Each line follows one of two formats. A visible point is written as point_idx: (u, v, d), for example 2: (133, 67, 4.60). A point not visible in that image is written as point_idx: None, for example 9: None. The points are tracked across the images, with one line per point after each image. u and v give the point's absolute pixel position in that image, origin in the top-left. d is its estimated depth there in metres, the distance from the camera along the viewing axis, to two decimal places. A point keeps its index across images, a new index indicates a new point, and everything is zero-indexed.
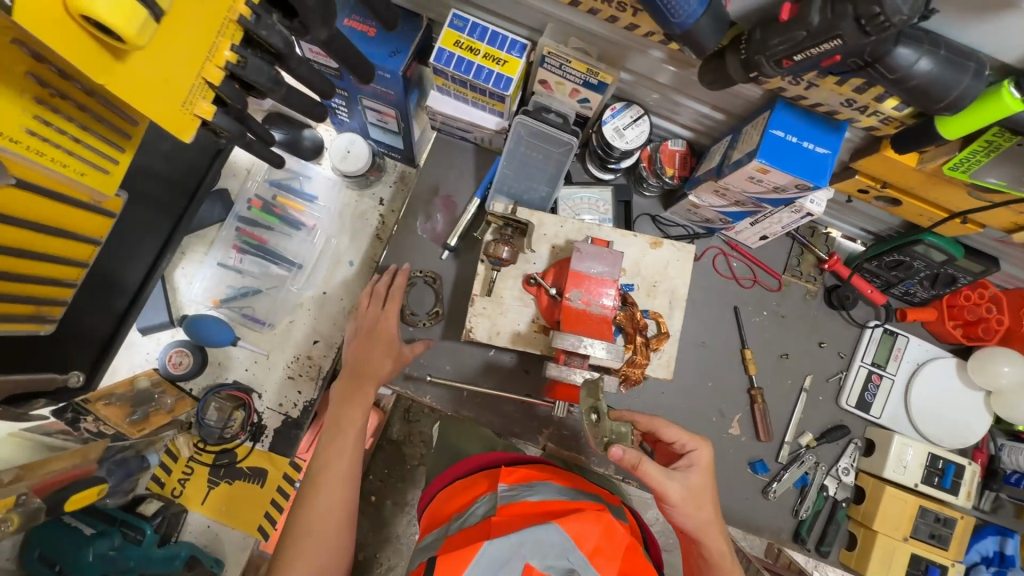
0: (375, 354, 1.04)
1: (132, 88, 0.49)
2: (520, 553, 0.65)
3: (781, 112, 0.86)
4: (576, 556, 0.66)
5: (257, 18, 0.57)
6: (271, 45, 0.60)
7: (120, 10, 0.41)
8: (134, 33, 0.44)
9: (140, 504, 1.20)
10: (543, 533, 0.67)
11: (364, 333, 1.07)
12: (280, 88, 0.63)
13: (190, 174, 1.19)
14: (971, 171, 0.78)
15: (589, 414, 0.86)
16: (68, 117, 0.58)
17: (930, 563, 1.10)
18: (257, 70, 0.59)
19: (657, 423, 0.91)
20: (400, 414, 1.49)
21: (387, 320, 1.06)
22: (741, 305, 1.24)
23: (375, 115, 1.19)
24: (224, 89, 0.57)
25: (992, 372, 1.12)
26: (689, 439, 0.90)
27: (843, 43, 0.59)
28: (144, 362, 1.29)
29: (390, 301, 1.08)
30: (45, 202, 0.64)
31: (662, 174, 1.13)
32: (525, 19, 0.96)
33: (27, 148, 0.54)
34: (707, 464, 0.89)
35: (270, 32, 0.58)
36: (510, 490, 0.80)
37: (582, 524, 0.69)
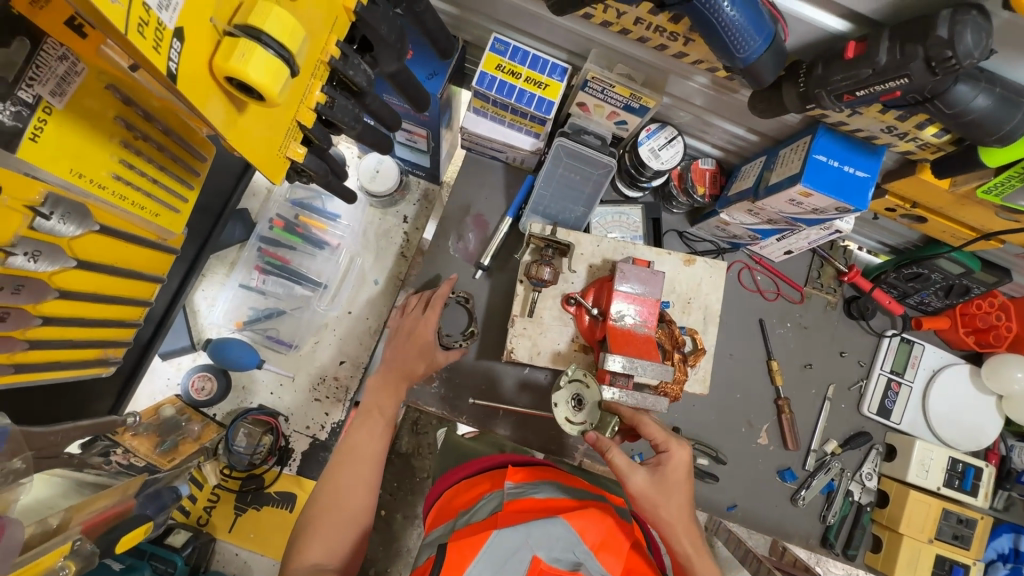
0: (415, 361, 1.04)
1: (246, 137, 0.50)
2: (528, 544, 0.68)
3: (823, 137, 0.88)
4: (582, 550, 0.69)
5: (345, 58, 0.57)
6: (355, 83, 0.60)
7: (271, 72, 0.44)
8: (275, 92, 0.47)
9: (168, 535, 1.17)
10: (551, 527, 0.70)
11: (400, 335, 1.08)
12: (357, 126, 0.63)
13: (216, 195, 1.17)
14: (1004, 194, 0.82)
15: (570, 398, 0.89)
16: (148, 159, 0.70)
17: (954, 563, 1.14)
18: (342, 110, 0.59)
19: (639, 418, 0.89)
20: (408, 425, 1.44)
21: (429, 327, 1.05)
22: (766, 317, 1.27)
23: (405, 135, 1.19)
24: (312, 130, 0.58)
25: (1006, 378, 1.18)
26: (663, 437, 0.88)
27: (910, 81, 0.62)
28: (165, 388, 1.26)
29: (432, 308, 1.07)
30: (122, 244, 0.75)
31: (693, 193, 1.15)
32: (566, 43, 0.97)
33: (115, 191, 0.67)
34: (681, 463, 0.87)
35: (356, 71, 0.58)
36: (516, 488, 0.81)
37: (588, 521, 0.73)
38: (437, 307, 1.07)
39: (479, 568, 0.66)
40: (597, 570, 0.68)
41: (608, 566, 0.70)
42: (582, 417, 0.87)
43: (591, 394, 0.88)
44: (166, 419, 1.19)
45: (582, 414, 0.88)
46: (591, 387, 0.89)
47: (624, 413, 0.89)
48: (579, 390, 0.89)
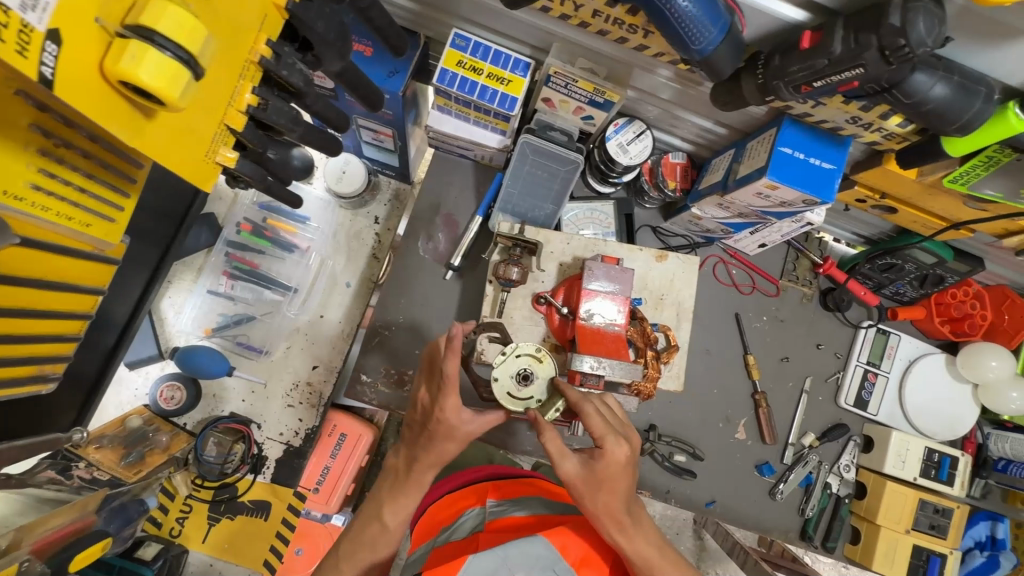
0: (444, 448, 0.81)
1: (161, 143, 0.48)
2: (506, 568, 0.65)
3: (788, 128, 0.87)
4: (563, 568, 0.69)
5: (278, 58, 0.55)
6: (291, 85, 0.58)
7: (165, 75, 0.42)
8: (175, 95, 0.45)
9: (139, 547, 1.15)
10: (531, 546, 0.69)
11: (422, 425, 0.84)
12: (298, 128, 0.61)
13: (180, 199, 1.14)
14: (970, 183, 0.81)
15: (512, 370, 0.85)
16: (73, 167, 0.61)
17: (931, 553, 1.14)
18: (277, 111, 0.57)
19: (583, 407, 0.81)
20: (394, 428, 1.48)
21: (449, 412, 0.79)
22: (742, 311, 1.26)
23: (370, 134, 1.16)
24: (245, 133, 0.56)
25: (981, 367, 1.17)
26: (600, 429, 0.78)
27: (865, 71, 0.60)
28: (132, 399, 1.23)
29: (447, 390, 0.79)
30: (46, 256, 0.68)
31: (664, 187, 1.14)
32: (528, 38, 0.94)
33: (32, 205, 0.58)
34: (617, 457, 0.77)
35: (291, 72, 0.56)
36: (498, 506, 0.83)
37: (568, 537, 0.74)
38: (456, 387, 0.79)
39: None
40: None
41: None
42: (527, 392, 0.84)
43: (541, 370, 0.85)
44: (132, 430, 1.17)
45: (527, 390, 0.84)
46: (542, 363, 0.85)
47: (569, 398, 0.82)
48: (527, 364, 0.85)
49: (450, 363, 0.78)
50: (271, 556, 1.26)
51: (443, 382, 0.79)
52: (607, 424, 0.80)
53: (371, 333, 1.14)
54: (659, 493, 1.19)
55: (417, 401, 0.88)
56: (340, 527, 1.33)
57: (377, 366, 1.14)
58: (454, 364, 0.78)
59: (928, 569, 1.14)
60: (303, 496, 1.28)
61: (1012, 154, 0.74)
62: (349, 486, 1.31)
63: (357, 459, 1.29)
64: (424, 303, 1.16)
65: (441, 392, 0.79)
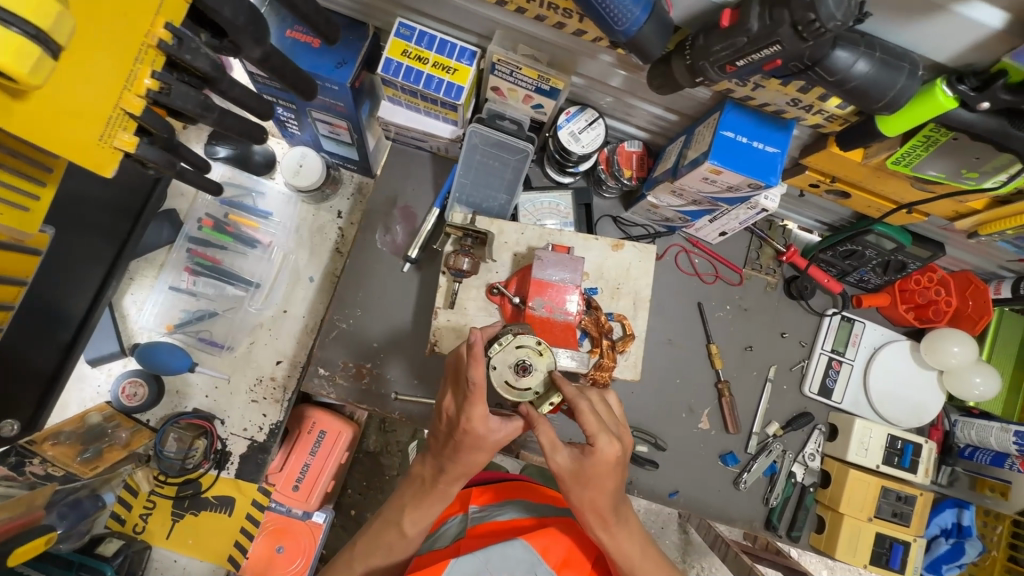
0: (468, 460, 0.80)
1: (42, 122, 0.51)
2: (488, 569, 0.72)
3: (731, 112, 0.86)
4: (543, 569, 0.74)
5: (179, 43, 0.57)
6: (197, 68, 0.60)
7: (6, 50, 0.44)
8: (26, 72, 0.46)
9: (99, 544, 1.15)
10: (510, 549, 0.74)
11: (446, 436, 0.81)
12: (211, 113, 0.62)
13: (135, 194, 1.14)
14: (913, 164, 0.80)
15: (511, 361, 0.79)
16: None
17: (894, 540, 1.13)
18: (182, 95, 0.59)
19: (578, 403, 0.78)
20: (375, 426, 1.59)
21: (476, 423, 0.76)
22: (705, 300, 1.25)
23: (327, 127, 1.16)
24: (145, 117, 0.58)
25: (943, 352, 1.16)
26: (594, 427, 0.76)
27: (782, 48, 0.60)
28: (95, 395, 1.23)
29: (473, 401, 0.75)
30: None
31: (620, 176, 1.13)
32: (473, 26, 0.94)
33: None
34: (607, 457, 0.76)
35: (194, 55, 0.59)
36: (481, 511, 0.89)
37: (549, 540, 0.78)
38: (483, 396, 0.75)
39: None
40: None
41: None
42: (526, 384, 0.79)
43: (541, 362, 0.80)
44: (91, 427, 1.18)
45: (524, 381, 0.79)
46: (541, 356, 0.80)
47: (565, 393, 0.79)
48: (526, 356, 0.80)
49: (475, 372, 0.74)
50: (236, 551, 1.26)
51: (469, 392, 0.75)
52: (601, 421, 0.78)
53: (328, 327, 1.14)
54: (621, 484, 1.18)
55: (439, 410, 0.83)
56: (322, 524, 1.31)
57: (335, 359, 1.13)
58: (480, 371, 0.74)
59: (891, 557, 1.13)
60: (268, 492, 1.28)
61: (949, 133, 0.73)
62: (330, 482, 1.32)
63: (336, 457, 1.31)
64: (383, 296, 1.16)
65: (467, 402, 0.75)
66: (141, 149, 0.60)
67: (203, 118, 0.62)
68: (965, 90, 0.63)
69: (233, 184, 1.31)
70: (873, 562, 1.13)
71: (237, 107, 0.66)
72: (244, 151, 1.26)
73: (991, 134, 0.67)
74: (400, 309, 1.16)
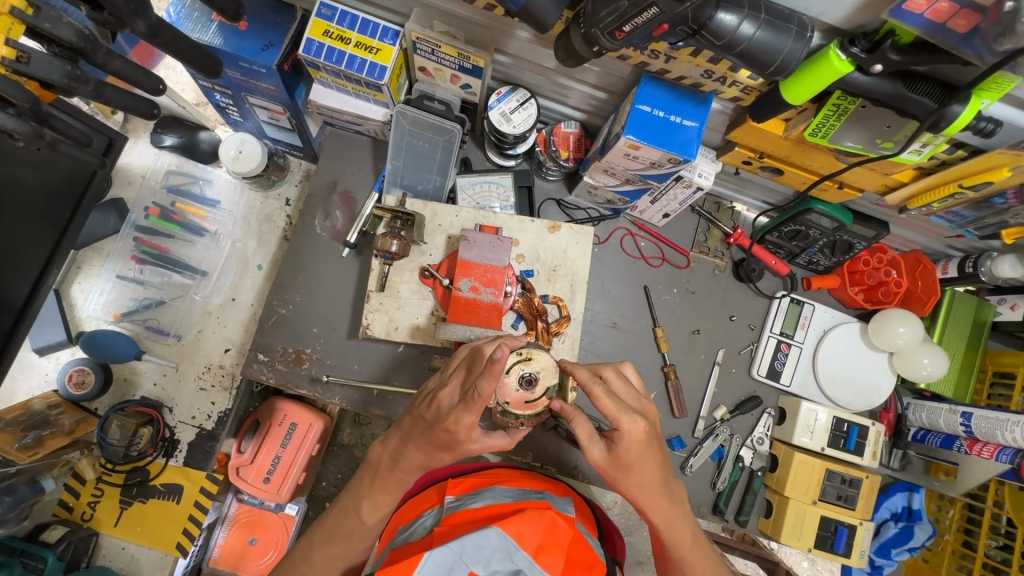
0: (436, 457, 0.76)
1: None
2: (462, 562, 0.67)
3: (647, 86, 0.86)
4: (521, 557, 0.69)
5: (38, 11, 0.59)
6: (62, 38, 0.61)
7: None
8: None
9: (43, 531, 1.17)
10: (484, 539, 0.69)
11: (428, 425, 0.76)
12: (85, 85, 0.65)
13: (74, 182, 1.15)
14: (829, 136, 0.77)
15: (524, 371, 0.73)
16: None
17: (839, 524, 1.12)
18: (46, 66, 0.61)
19: (592, 389, 0.72)
20: (349, 419, 1.53)
21: (462, 428, 0.70)
22: (651, 284, 1.24)
23: (266, 113, 1.15)
24: (3, 86, 0.60)
25: (890, 334, 1.14)
26: (614, 411, 0.71)
27: (660, 11, 0.59)
28: (42, 383, 1.25)
29: (471, 408, 0.68)
30: None
31: (558, 157, 1.12)
32: (394, 5, 0.93)
33: None
34: (636, 437, 0.71)
35: (55, 24, 0.60)
36: (456, 501, 0.81)
37: (526, 525, 0.72)
38: (482, 407, 0.68)
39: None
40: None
41: (549, 567, 0.70)
42: (540, 392, 0.74)
43: (538, 365, 0.74)
44: (34, 414, 1.19)
45: (538, 392, 0.74)
46: (534, 359, 0.74)
47: (577, 377, 0.74)
48: (521, 370, 0.73)
49: (486, 385, 0.66)
50: (184, 539, 1.25)
51: (470, 399, 0.68)
52: (620, 401, 0.73)
53: (268, 312, 1.13)
54: (566, 471, 1.15)
55: (432, 397, 0.78)
56: (293, 515, 1.34)
57: (274, 344, 1.12)
58: (492, 386, 0.66)
59: (835, 540, 1.12)
60: (217, 479, 1.26)
61: (857, 101, 0.71)
62: (300, 475, 1.31)
63: (307, 449, 1.29)
64: (323, 281, 1.16)
65: (463, 407, 0.69)
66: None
67: (77, 90, 0.65)
68: (858, 52, 0.62)
69: (180, 172, 1.30)
70: (817, 546, 1.12)
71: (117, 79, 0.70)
72: (190, 139, 1.28)
73: (889, 99, 0.66)
74: (339, 294, 1.15)
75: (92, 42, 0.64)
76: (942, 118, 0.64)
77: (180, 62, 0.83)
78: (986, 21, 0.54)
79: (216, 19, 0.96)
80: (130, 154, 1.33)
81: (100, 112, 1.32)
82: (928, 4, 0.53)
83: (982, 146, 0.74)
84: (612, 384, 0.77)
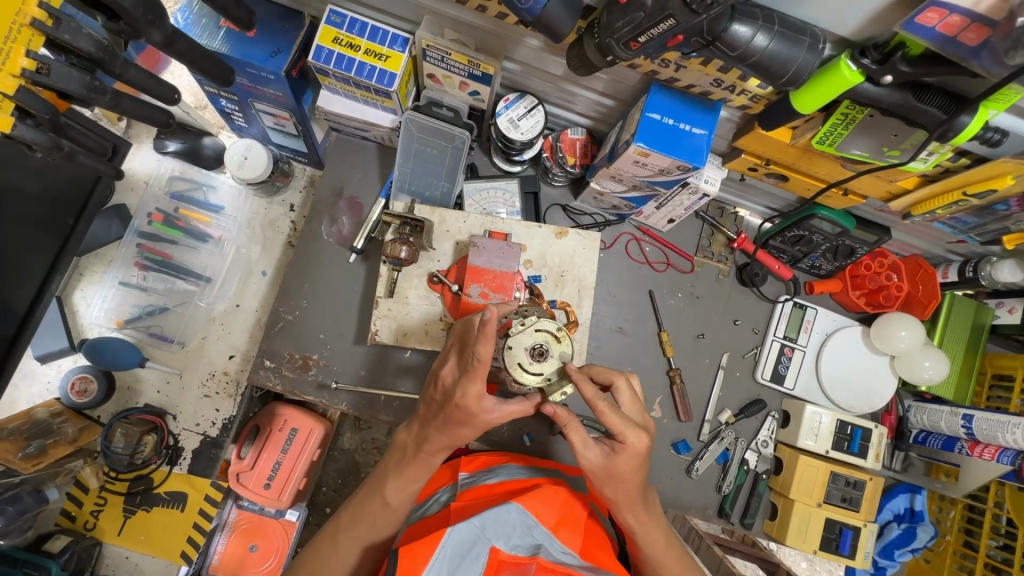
0: (454, 434, 0.77)
1: None
2: (485, 537, 0.69)
3: (657, 95, 0.87)
4: (541, 531, 0.72)
5: (58, 23, 0.59)
6: (81, 49, 0.61)
7: None
8: None
9: (46, 541, 1.15)
10: (504, 514, 0.71)
11: (439, 407, 0.77)
12: (100, 96, 0.65)
13: (79, 187, 1.14)
14: (837, 144, 0.79)
15: (539, 337, 0.76)
16: None
17: (844, 526, 1.13)
18: (64, 77, 0.61)
19: (598, 405, 0.71)
20: (350, 423, 1.52)
21: (470, 400, 0.72)
22: (656, 288, 1.25)
23: (272, 119, 1.14)
24: (22, 97, 0.60)
25: (892, 338, 1.15)
26: (620, 425, 0.71)
27: (676, 22, 0.60)
28: (44, 392, 1.24)
29: (473, 376, 0.70)
30: None
31: (565, 163, 1.13)
32: (405, 13, 0.94)
33: None
34: (637, 449, 0.72)
35: (75, 36, 0.60)
36: (470, 477, 0.86)
37: (542, 502, 0.74)
38: (484, 375, 0.70)
39: (437, 565, 0.66)
40: (557, 549, 0.71)
41: (567, 542, 0.73)
42: (540, 368, 0.75)
43: (559, 349, 0.76)
44: (37, 423, 1.17)
45: (537, 367, 0.75)
46: (560, 342, 0.76)
47: (583, 392, 0.70)
48: (542, 340, 0.76)
49: (482, 350, 0.69)
50: (189, 547, 1.25)
51: (471, 366, 0.70)
52: (625, 414, 0.73)
53: (274, 319, 1.13)
54: None
55: (436, 377, 0.80)
56: (295, 522, 1.32)
57: (281, 351, 1.12)
58: (488, 350, 0.68)
59: (841, 542, 1.13)
60: (221, 487, 1.27)
61: (865, 110, 0.72)
62: (302, 479, 1.29)
63: (309, 454, 1.27)
64: (329, 287, 1.15)
65: (466, 377, 0.71)
66: (16, 129, 0.62)
67: (94, 100, 0.65)
68: (868, 64, 0.63)
69: (183, 178, 1.30)
70: (822, 548, 1.13)
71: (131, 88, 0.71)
72: (194, 145, 1.29)
73: (898, 109, 0.67)
74: (345, 299, 1.15)
75: (110, 53, 0.64)
76: (951, 128, 0.66)
77: (192, 70, 0.82)
78: (995, 35, 0.55)
79: (224, 25, 0.96)
80: (133, 159, 1.33)
81: (103, 118, 1.32)
82: (941, 17, 0.54)
83: (986, 155, 0.76)
84: (620, 396, 0.77)
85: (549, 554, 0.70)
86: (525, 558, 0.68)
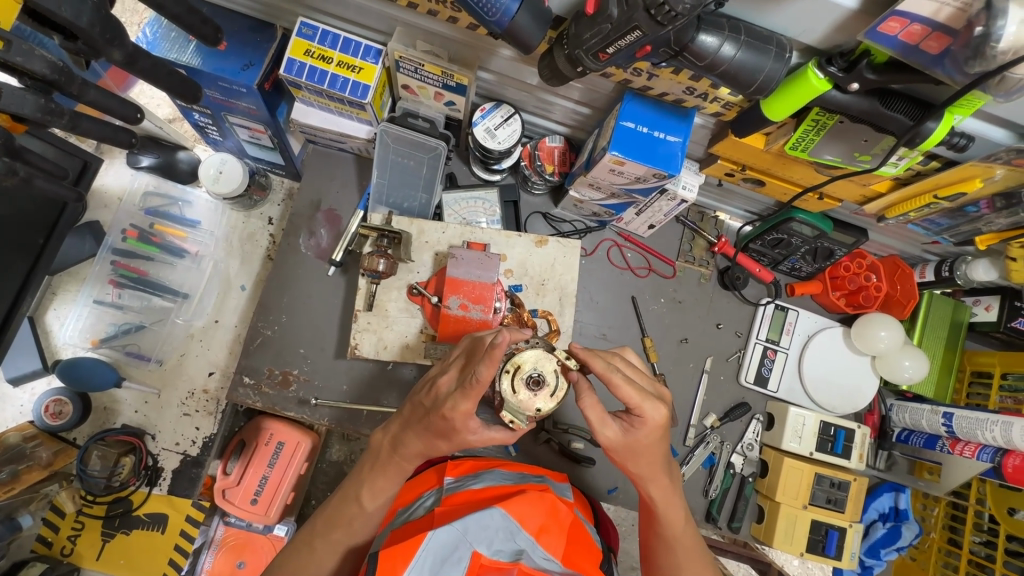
0: (435, 444, 0.76)
1: None
2: (466, 541, 0.68)
3: (630, 103, 0.87)
4: (523, 538, 0.71)
5: (8, 45, 0.56)
6: (35, 70, 0.60)
7: None
8: None
9: (21, 568, 1.12)
10: (487, 519, 0.71)
11: (426, 412, 0.76)
12: (54, 117, 0.64)
13: (49, 205, 1.11)
14: (809, 149, 0.79)
15: (518, 379, 0.69)
16: None
17: (830, 527, 1.13)
18: (17, 100, 0.60)
19: (612, 378, 0.68)
20: (337, 435, 1.48)
21: (458, 416, 0.70)
22: (639, 294, 1.25)
23: (247, 132, 1.13)
24: None
25: (872, 338, 1.16)
26: (637, 398, 0.69)
27: (643, 34, 0.60)
28: (18, 415, 1.22)
29: (468, 394, 0.68)
30: None
31: (543, 171, 1.12)
32: (377, 24, 0.93)
33: None
34: (658, 423, 0.70)
35: (27, 58, 0.58)
36: (456, 482, 0.83)
37: (526, 507, 0.74)
38: (479, 395, 0.68)
39: (418, 567, 0.66)
40: (540, 555, 0.70)
41: (550, 548, 0.72)
42: (550, 380, 0.69)
43: (529, 361, 0.69)
44: (9, 447, 1.14)
45: (547, 384, 0.69)
46: (522, 360, 0.69)
47: (595, 367, 0.68)
48: (521, 378, 0.68)
49: (485, 371, 0.65)
50: (171, 569, 1.22)
51: (468, 384, 0.67)
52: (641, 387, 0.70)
53: (252, 334, 1.11)
54: None
55: (432, 383, 0.77)
56: (283, 537, 1.27)
57: (260, 367, 1.10)
58: (491, 372, 0.64)
59: (827, 544, 1.13)
60: (202, 507, 1.24)
61: (835, 116, 0.72)
62: (289, 493, 1.26)
63: (296, 467, 1.24)
64: (308, 300, 1.14)
65: (460, 392, 0.69)
66: None
67: (50, 122, 0.65)
68: (835, 71, 0.63)
69: (158, 193, 1.27)
70: (809, 550, 1.13)
71: (92, 108, 0.70)
72: (168, 159, 1.27)
73: (866, 116, 0.68)
74: (325, 312, 1.14)
75: (65, 73, 0.63)
76: (918, 134, 0.67)
77: (157, 88, 0.81)
78: (956, 43, 0.55)
79: (193, 39, 0.94)
80: (106, 174, 1.31)
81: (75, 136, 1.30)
82: (902, 27, 0.55)
83: (954, 158, 0.77)
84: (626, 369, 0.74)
85: (531, 560, 0.68)
86: (507, 563, 0.66)
